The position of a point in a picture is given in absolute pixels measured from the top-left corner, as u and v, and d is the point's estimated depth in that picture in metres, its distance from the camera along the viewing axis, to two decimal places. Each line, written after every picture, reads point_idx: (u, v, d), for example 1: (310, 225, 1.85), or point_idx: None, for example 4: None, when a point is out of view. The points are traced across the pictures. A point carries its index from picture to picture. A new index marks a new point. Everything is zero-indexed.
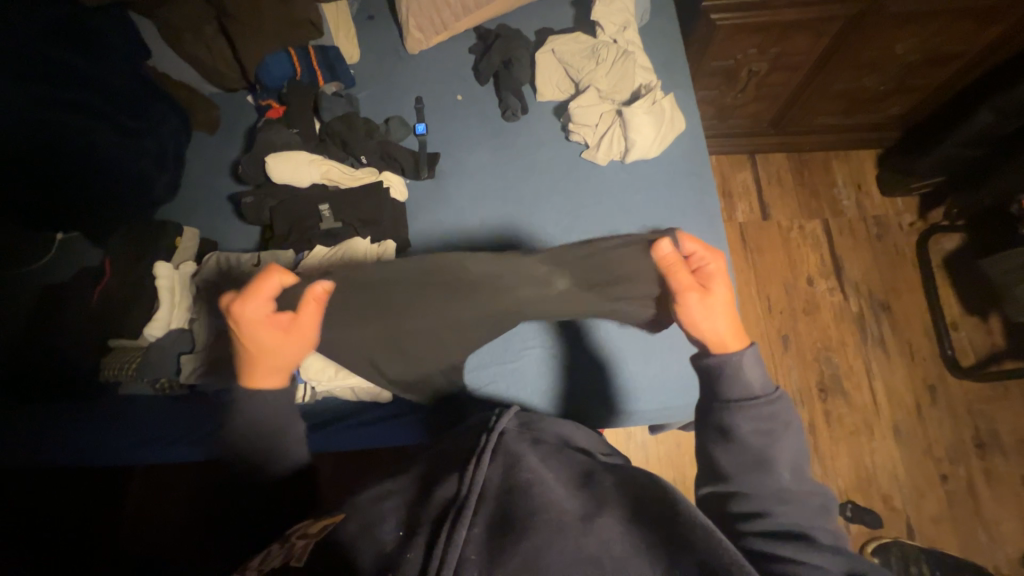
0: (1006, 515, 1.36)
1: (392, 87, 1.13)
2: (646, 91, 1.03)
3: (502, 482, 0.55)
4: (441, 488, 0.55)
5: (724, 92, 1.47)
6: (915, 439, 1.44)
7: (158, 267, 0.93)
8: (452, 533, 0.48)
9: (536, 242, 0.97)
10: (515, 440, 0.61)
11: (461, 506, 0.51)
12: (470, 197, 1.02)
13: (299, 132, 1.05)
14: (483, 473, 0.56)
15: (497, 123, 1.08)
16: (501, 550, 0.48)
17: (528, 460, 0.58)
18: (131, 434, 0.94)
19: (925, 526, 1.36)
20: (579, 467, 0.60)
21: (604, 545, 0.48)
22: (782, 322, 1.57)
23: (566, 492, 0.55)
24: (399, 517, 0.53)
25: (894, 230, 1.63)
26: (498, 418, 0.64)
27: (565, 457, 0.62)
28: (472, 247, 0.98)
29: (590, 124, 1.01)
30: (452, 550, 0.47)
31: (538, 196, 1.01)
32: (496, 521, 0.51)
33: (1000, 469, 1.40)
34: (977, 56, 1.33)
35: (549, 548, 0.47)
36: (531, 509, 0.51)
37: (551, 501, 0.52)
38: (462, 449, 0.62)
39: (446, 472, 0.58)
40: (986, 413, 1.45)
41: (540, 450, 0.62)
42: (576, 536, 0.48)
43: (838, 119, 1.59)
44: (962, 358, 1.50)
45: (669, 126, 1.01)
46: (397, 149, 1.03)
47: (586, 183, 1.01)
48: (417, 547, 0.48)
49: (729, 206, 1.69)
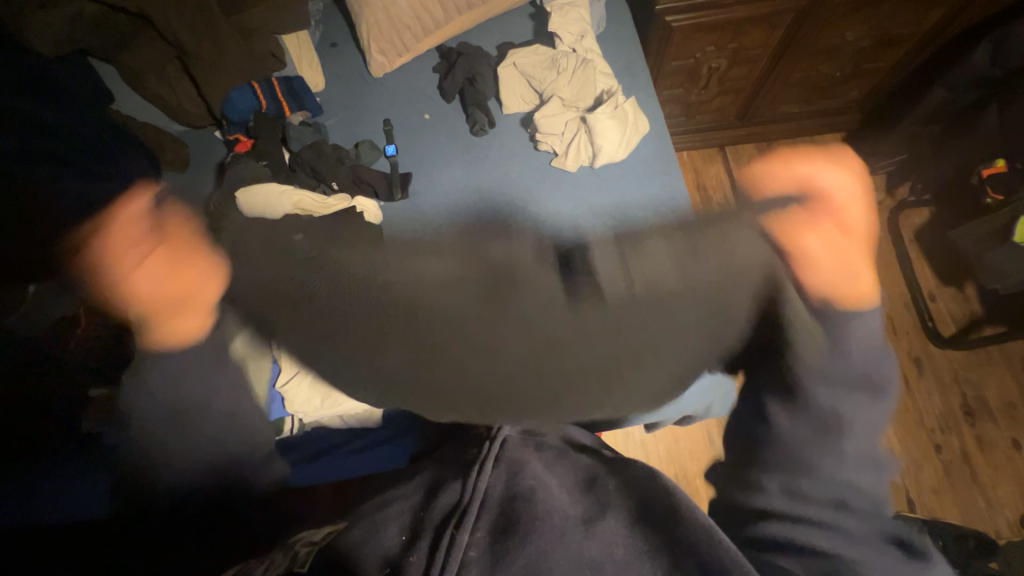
0: (1001, 478, 1.38)
1: (360, 112, 1.13)
2: (608, 96, 1.05)
3: (505, 489, 0.55)
4: (442, 498, 0.54)
5: (688, 90, 1.50)
6: (907, 411, 1.46)
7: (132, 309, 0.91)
8: (455, 535, 0.48)
9: None
10: (518, 447, 0.63)
11: (463, 513, 0.51)
12: (446, 215, 1.02)
13: (268, 165, 1.04)
14: (487, 480, 0.56)
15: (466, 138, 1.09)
16: (505, 552, 0.48)
17: (532, 468, 0.59)
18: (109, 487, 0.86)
19: (925, 497, 1.37)
20: (585, 471, 0.62)
21: (606, 549, 0.49)
22: None
23: (569, 497, 0.56)
24: (399, 529, 0.52)
25: None
26: (500, 427, 0.66)
27: (566, 460, 0.65)
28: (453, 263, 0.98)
29: (556, 133, 1.03)
30: (455, 553, 0.47)
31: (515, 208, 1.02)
32: (498, 527, 0.51)
33: (990, 434, 1.42)
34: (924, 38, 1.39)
35: (553, 550, 0.48)
36: (533, 514, 0.51)
37: (555, 506, 0.53)
38: (464, 459, 0.63)
39: (451, 479, 0.58)
40: (971, 379, 1.48)
41: (543, 456, 0.64)
42: (579, 541, 0.49)
43: (800, 106, 1.63)
44: (942, 327, 1.53)
45: (633, 129, 1.03)
46: (368, 173, 1.03)
47: (565, 179, 1.03)
48: (420, 552, 0.48)
49: (704, 200, 1.72)
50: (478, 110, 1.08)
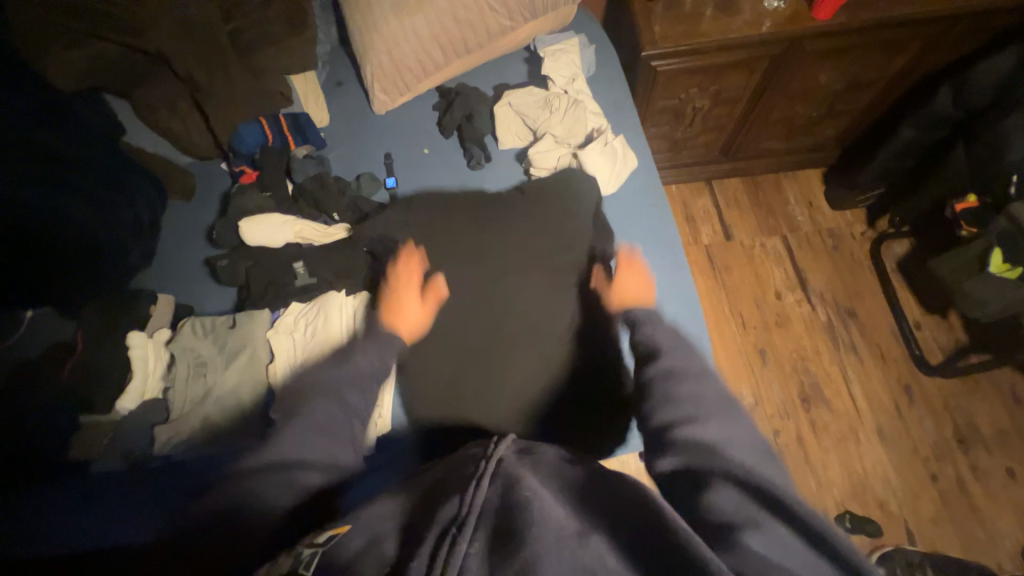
0: (999, 508, 1.37)
1: (363, 146, 1.19)
2: (598, 133, 1.11)
3: (502, 501, 0.55)
4: (439, 513, 0.54)
5: (674, 127, 1.59)
6: (900, 439, 1.46)
7: (133, 336, 0.93)
8: (452, 547, 0.49)
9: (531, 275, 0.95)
10: (516, 464, 0.60)
11: (461, 525, 0.51)
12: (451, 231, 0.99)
13: (271, 195, 1.08)
14: (483, 493, 0.55)
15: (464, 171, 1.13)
16: (501, 563, 0.47)
17: (529, 480, 0.57)
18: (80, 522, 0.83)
19: (924, 528, 1.36)
20: (580, 488, 0.59)
21: (599, 558, 0.48)
22: (757, 336, 1.62)
23: (565, 510, 0.54)
24: (396, 544, 0.53)
25: (849, 240, 1.73)
26: (496, 443, 0.63)
27: (563, 474, 0.62)
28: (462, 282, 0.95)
29: (549, 167, 1.08)
30: (452, 564, 0.47)
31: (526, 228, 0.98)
32: (496, 535, 0.51)
33: (985, 463, 1.42)
34: (890, 84, 1.49)
35: (548, 558, 0.47)
36: (527, 522, 0.51)
37: (550, 519, 0.52)
38: (461, 474, 0.61)
39: (446, 494, 0.57)
40: (962, 407, 1.49)
41: (539, 471, 0.61)
42: (574, 552, 0.48)
43: (782, 143, 1.72)
44: (930, 354, 1.56)
45: (622, 164, 1.08)
46: (368, 204, 1.07)
47: (565, 194, 1.01)
48: (422, 555, 0.49)
49: (694, 231, 1.78)
50: (475, 145, 1.14)
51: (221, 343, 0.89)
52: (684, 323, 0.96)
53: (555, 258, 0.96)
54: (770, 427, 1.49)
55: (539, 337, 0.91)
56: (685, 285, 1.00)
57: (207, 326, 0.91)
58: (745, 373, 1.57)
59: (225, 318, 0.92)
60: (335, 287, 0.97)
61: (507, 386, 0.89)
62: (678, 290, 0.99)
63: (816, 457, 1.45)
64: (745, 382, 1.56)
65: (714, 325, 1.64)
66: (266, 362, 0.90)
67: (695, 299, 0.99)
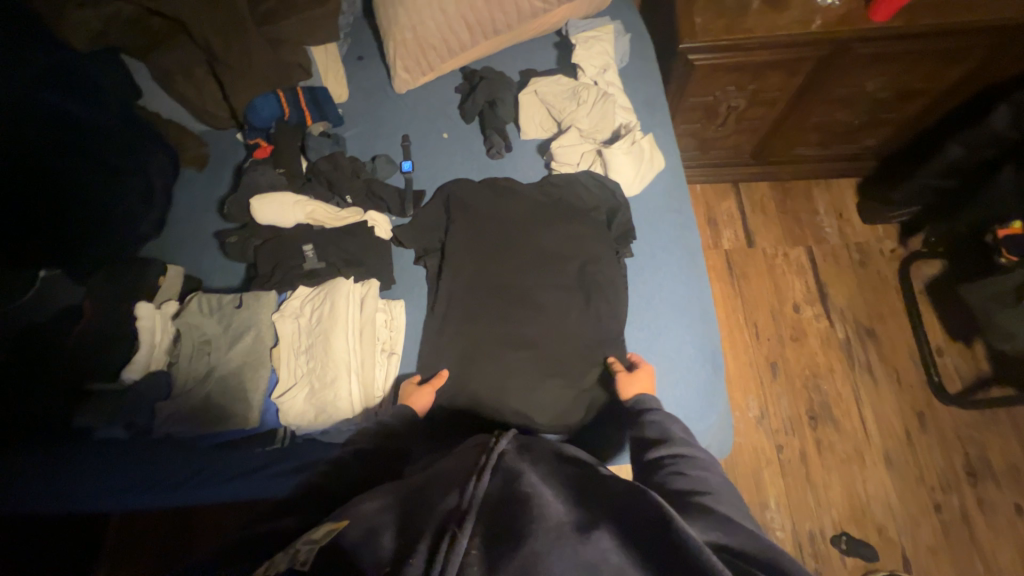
0: (1002, 544, 1.34)
1: (380, 126, 1.15)
2: (625, 130, 1.06)
3: (502, 496, 0.55)
4: (441, 504, 0.54)
5: (705, 126, 1.52)
6: (907, 466, 1.43)
7: (140, 307, 0.91)
8: (453, 543, 0.49)
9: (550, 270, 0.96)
10: (516, 458, 0.61)
11: (462, 519, 0.52)
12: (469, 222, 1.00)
13: (284, 171, 1.05)
14: (483, 486, 0.56)
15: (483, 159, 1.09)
16: (500, 555, 0.48)
17: (528, 475, 0.58)
18: (88, 482, 0.87)
19: (922, 557, 1.34)
20: (581, 480, 0.59)
21: (603, 553, 0.48)
22: (769, 348, 1.58)
23: (565, 506, 0.54)
24: (395, 537, 0.52)
25: (876, 257, 1.67)
26: (498, 438, 0.64)
27: (561, 468, 0.61)
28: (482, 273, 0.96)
29: (572, 163, 1.04)
30: (455, 557, 0.48)
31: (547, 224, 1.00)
32: (496, 530, 0.51)
33: (993, 497, 1.39)
34: (941, 97, 1.40)
35: (549, 554, 0.48)
36: (528, 520, 0.51)
37: (549, 514, 0.52)
38: (461, 466, 0.62)
39: (447, 488, 0.58)
40: (976, 440, 1.45)
41: (539, 465, 0.61)
42: (573, 546, 0.49)
43: (816, 150, 1.64)
44: (948, 382, 1.51)
45: (648, 165, 1.03)
46: (382, 188, 1.04)
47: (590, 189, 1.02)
48: (419, 552, 0.49)
49: (715, 235, 1.72)
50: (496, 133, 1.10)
51: (226, 322, 0.88)
52: (699, 337, 0.93)
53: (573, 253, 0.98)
54: (774, 442, 1.47)
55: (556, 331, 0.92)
56: (704, 297, 0.96)
57: (212, 304, 0.90)
58: (754, 385, 1.54)
59: (231, 296, 0.91)
60: (342, 273, 0.95)
61: (512, 384, 0.87)
62: (695, 302, 0.95)
63: (817, 477, 1.43)
64: (752, 394, 1.53)
65: (727, 333, 1.60)
66: (271, 345, 0.88)
67: (711, 313, 0.95)
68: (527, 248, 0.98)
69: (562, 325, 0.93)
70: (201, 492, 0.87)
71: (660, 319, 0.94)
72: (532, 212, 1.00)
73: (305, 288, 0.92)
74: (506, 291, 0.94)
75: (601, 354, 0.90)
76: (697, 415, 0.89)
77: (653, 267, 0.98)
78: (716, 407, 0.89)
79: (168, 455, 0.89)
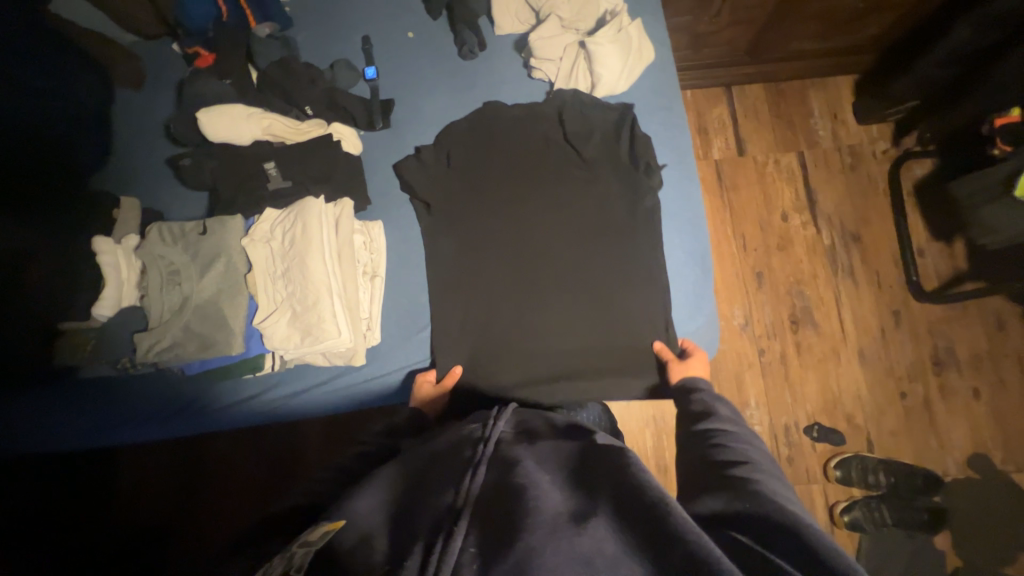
0: (957, 423, 1.47)
1: (337, 25, 1.01)
2: (611, 17, 0.94)
3: (496, 488, 0.56)
4: (436, 500, 0.55)
5: (698, 17, 1.39)
6: (879, 360, 1.52)
7: (97, 241, 0.84)
8: (447, 542, 0.48)
9: (584, 181, 0.92)
10: (508, 447, 0.63)
11: (456, 517, 0.51)
12: (447, 131, 0.94)
13: (229, 82, 0.93)
14: (477, 482, 0.56)
15: (472, 208, 0.92)
16: (495, 556, 0.47)
17: (524, 464, 0.58)
18: (91, 417, 0.89)
19: (884, 439, 1.46)
20: (576, 462, 0.61)
21: (597, 545, 0.48)
22: (756, 259, 1.59)
23: (561, 493, 0.55)
24: (390, 538, 0.52)
25: (868, 159, 1.63)
26: (491, 426, 0.66)
27: (555, 447, 0.65)
28: (519, 203, 0.92)
29: (554, 58, 0.94)
30: (449, 556, 0.47)
31: (576, 122, 0.92)
32: (487, 528, 0.50)
33: (954, 383, 1.49)
34: None
35: (544, 548, 0.47)
36: (523, 512, 0.50)
37: (544, 503, 0.52)
38: (455, 456, 0.62)
39: (441, 484, 0.58)
40: (944, 332, 1.52)
41: (535, 448, 0.63)
42: (569, 539, 0.48)
43: (816, 44, 1.53)
44: (925, 281, 1.55)
45: (637, 56, 0.93)
46: (345, 97, 0.94)
47: (595, 76, 0.92)
48: (415, 554, 0.48)
49: (705, 144, 1.65)
50: (478, 166, 0.93)
51: (192, 255, 0.84)
52: (688, 241, 0.93)
53: (595, 163, 0.92)
54: (756, 346, 1.53)
55: (588, 245, 0.91)
56: (694, 203, 0.94)
57: (176, 233, 0.85)
58: (740, 295, 1.56)
59: (194, 224, 0.85)
60: (311, 191, 0.89)
61: (554, 308, 0.89)
62: (684, 207, 0.94)
63: (795, 376, 1.51)
64: (737, 303, 1.56)
65: (714, 247, 1.60)
66: (245, 272, 0.85)
67: (701, 217, 0.94)
68: (548, 172, 0.93)
69: (591, 241, 0.91)
70: (206, 422, 0.89)
71: (651, 243, 0.90)
72: (547, 127, 0.93)
73: (271, 209, 0.86)
74: (537, 213, 0.92)
75: (631, 275, 0.90)
76: (687, 315, 0.93)
77: (651, 172, 0.90)
78: (703, 309, 0.93)
79: (159, 388, 0.88)
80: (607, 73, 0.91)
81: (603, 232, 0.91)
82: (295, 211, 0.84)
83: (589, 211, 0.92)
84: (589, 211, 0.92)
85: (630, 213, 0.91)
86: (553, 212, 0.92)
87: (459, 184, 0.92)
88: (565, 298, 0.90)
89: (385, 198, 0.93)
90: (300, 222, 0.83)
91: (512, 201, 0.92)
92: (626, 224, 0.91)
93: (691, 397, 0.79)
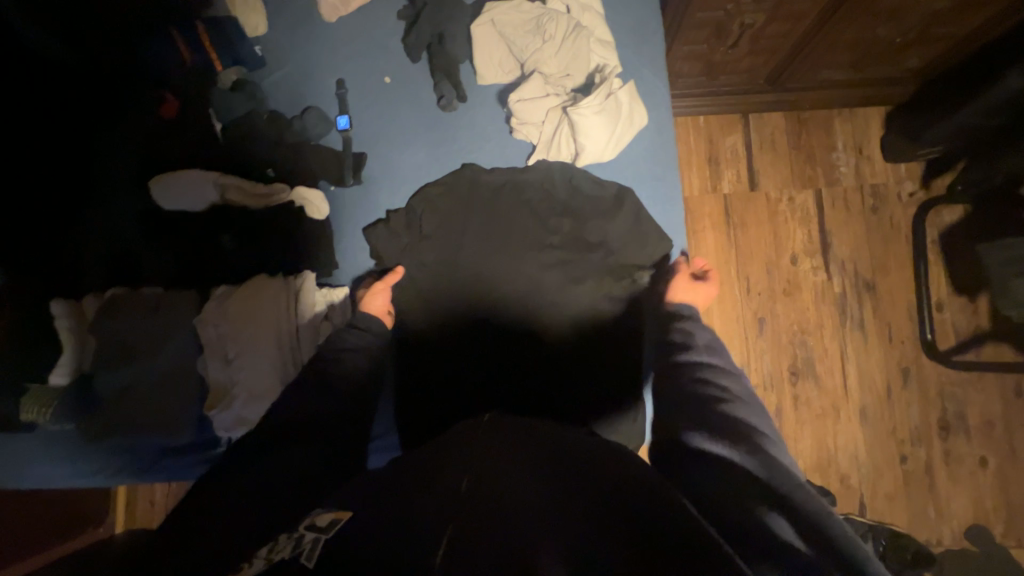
0: (957, 493, 1.40)
1: (309, 67, 0.94)
2: (600, 76, 0.88)
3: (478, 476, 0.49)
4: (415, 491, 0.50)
5: (713, 47, 1.27)
6: (881, 420, 1.44)
7: (52, 304, 0.85)
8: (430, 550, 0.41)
9: (564, 255, 0.87)
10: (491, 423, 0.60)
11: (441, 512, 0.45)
12: (419, 200, 0.88)
13: (195, 136, 0.90)
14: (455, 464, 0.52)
15: (442, 287, 0.86)
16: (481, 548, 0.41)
17: (498, 445, 0.55)
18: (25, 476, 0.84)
19: (878, 503, 1.40)
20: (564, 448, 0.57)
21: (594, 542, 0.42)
22: (759, 304, 1.50)
23: (548, 484, 0.50)
24: (371, 528, 0.46)
25: (892, 202, 1.51)
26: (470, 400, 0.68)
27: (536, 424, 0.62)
28: (492, 276, 0.86)
29: (535, 122, 0.88)
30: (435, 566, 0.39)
31: (556, 195, 0.87)
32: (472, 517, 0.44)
33: (960, 450, 1.41)
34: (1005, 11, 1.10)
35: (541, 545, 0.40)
36: (503, 501, 0.46)
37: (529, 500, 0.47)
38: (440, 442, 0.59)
39: (416, 477, 0.52)
40: (956, 395, 1.43)
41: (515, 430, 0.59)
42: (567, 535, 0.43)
43: (845, 74, 1.39)
44: (941, 340, 1.45)
45: (626, 124, 0.87)
46: (313, 154, 0.89)
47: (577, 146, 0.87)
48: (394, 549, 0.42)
49: (714, 176, 1.54)
50: (451, 233, 0.88)
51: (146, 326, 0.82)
52: None
53: (576, 235, 0.87)
54: None
55: (568, 322, 0.86)
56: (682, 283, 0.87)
57: (130, 301, 0.84)
58: (738, 341, 1.49)
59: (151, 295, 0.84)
60: (273, 271, 0.87)
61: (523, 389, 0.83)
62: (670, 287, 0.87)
63: (790, 430, 1.45)
64: (734, 350, 1.48)
65: (716, 288, 1.51)
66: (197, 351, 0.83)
67: None
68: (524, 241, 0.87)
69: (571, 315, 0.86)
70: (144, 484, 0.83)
71: (622, 339, 0.86)
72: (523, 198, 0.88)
73: (225, 287, 0.84)
74: (515, 275, 0.86)
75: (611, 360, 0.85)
76: None
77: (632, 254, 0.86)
78: None
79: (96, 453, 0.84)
80: (589, 144, 0.86)
81: (585, 308, 0.86)
82: (254, 285, 0.84)
83: (569, 286, 0.86)
84: (569, 285, 0.86)
85: (610, 294, 0.86)
86: (531, 279, 0.86)
87: (430, 249, 0.87)
88: (523, 399, 0.83)
89: (352, 264, 0.88)
90: (259, 299, 0.82)
91: (485, 269, 0.87)
92: (610, 301, 0.86)
93: (675, 323, 0.76)
